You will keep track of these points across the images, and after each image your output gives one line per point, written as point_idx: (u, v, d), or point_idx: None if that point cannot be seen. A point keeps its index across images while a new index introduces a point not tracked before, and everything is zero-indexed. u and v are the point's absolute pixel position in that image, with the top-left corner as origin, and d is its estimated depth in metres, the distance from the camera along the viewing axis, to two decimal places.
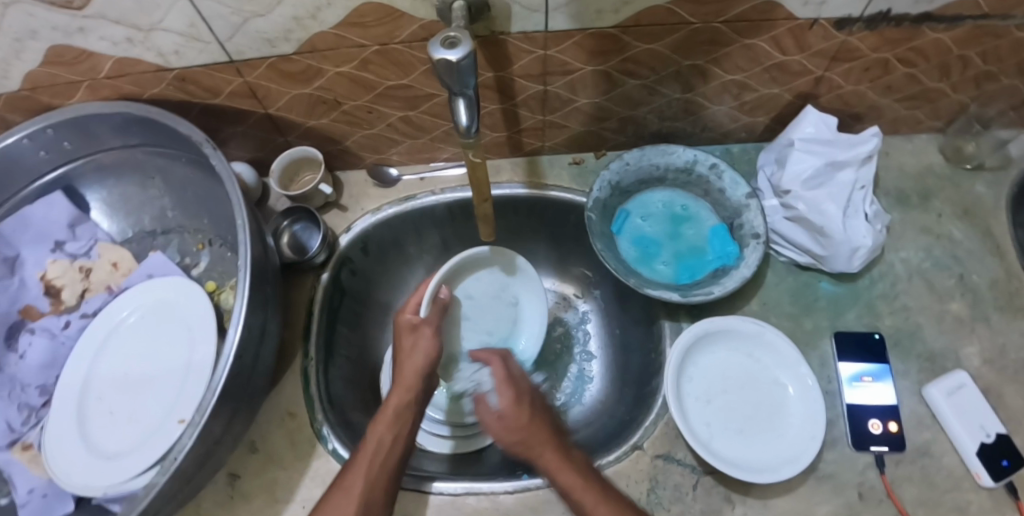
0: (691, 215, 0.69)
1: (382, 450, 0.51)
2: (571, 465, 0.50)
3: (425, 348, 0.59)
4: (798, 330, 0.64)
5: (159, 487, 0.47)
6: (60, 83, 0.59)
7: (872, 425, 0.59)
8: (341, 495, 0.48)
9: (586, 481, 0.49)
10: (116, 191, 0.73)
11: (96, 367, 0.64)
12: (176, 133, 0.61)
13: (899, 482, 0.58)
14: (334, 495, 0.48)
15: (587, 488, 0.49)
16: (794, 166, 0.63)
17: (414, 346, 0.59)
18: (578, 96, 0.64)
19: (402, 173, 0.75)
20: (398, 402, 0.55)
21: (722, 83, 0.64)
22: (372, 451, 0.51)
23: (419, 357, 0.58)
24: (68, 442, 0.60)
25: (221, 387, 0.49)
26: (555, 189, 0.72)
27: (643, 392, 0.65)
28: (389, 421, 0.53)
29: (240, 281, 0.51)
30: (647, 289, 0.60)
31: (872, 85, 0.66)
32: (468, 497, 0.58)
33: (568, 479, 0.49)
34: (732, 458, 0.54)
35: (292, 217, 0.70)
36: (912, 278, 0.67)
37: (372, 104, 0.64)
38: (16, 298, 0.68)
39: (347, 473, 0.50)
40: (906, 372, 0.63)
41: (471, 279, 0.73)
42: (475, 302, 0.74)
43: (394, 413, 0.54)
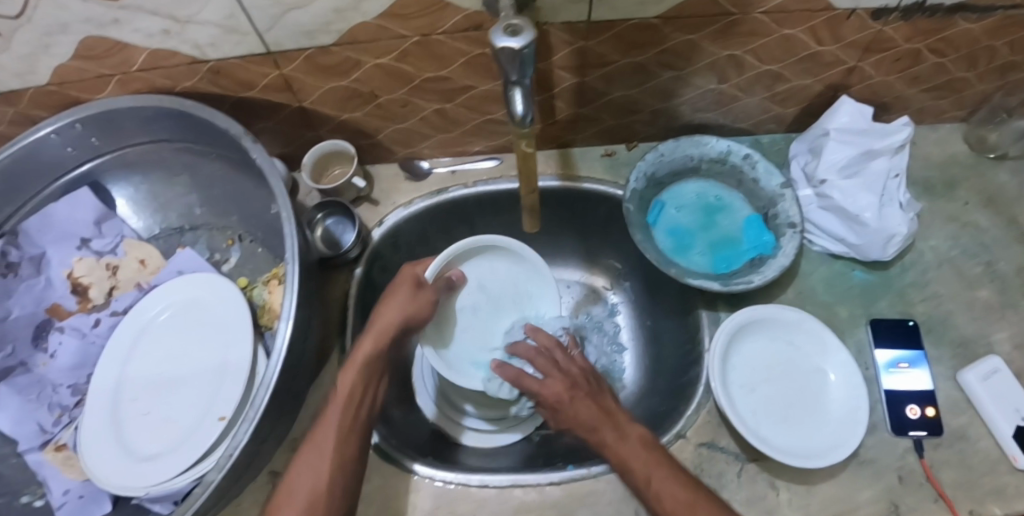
0: (725, 206, 0.70)
1: (352, 406, 0.53)
2: (629, 442, 0.52)
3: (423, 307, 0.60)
4: (833, 318, 0.65)
5: (215, 485, 0.47)
6: (89, 77, 0.57)
7: (911, 410, 0.60)
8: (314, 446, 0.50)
9: (647, 454, 0.51)
10: (143, 187, 0.72)
11: (129, 365, 0.63)
12: (212, 127, 0.60)
13: (938, 466, 0.58)
14: (308, 449, 0.50)
15: (638, 459, 0.50)
16: (830, 156, 0.63)
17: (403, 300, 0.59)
18: (614, 88, 0.64)
19: (433, 166, 0.75)
20: (371, 354, 0.57)
21: (757, 74, 0.64)
22: (345, 401, 0.53)
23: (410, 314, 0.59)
24: (103, 443, 0.58)
25: (275, 382, 0.48)
26: (588, 181, 0.72)
27: (681, 382, 0.66)
28: (360, 371, 0.56)
29: (288, 275, 0.51)
30: (690, 279, 0.61)
31: (902, 76, 0.66)
32: (514, 490, 0.58)
33: (619, 454, 0.51)
34: (779, 444, 0.55)
35: (325, 211, 0.69)
36: (941, 265, 0.68)
37: (408, 97, 0.63)
38: (41, 298, 0.66)
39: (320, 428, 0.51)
40: (940, 358, 0.63)
41: (481, 265, 0.71)
42: (485, 291, 0.71)
43: (362, 363, 0.56)
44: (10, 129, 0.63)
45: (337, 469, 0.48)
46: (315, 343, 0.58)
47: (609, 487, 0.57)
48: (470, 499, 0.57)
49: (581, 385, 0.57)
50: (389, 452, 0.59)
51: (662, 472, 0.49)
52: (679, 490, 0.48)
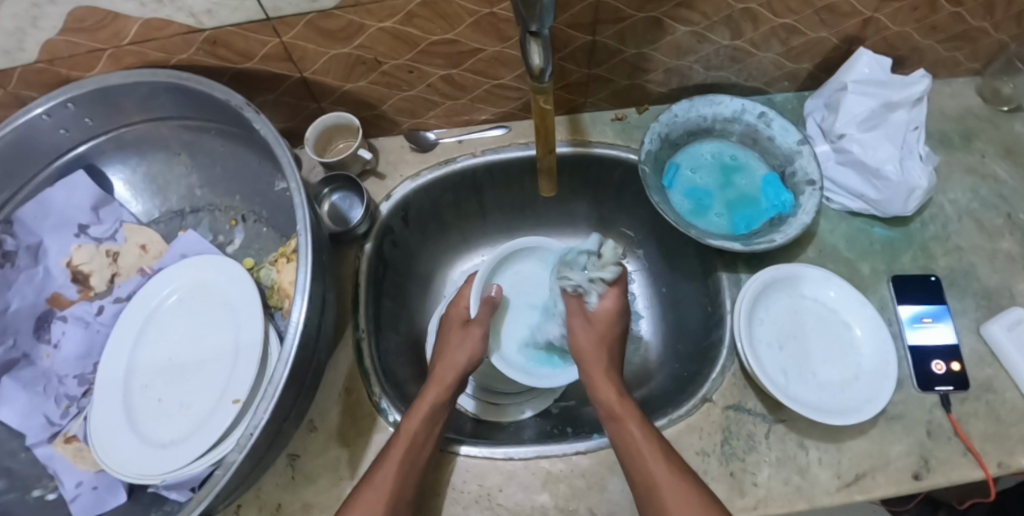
0: (741, 165, 0.69)
1: (413, 450, 0.50)
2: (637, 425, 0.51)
3: (472, 347, 0.58)
4: (855, 275, 0.64)
5: (237, 466, 0.44)
6: (81, 52, 0.54)
7: (936, 366, 0.59)
8: (373, 490, 0.47)
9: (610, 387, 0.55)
10: (140, 170, 0.69)
11: (139, 351, 0.61)
12: (212, 100, 0.58)
13: (965, 418, 0.58)
14: (363, 494, 0.47)
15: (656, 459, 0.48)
16: (849, 109, 0.62)
17: (461, 342, 0.59)
18: (626, 46, 0.62)
19: (439, 137, 0.73)
20: (433, 400, 0.54)
21: (772, 27, 0.62)
22: (409, 443, 0.50)
23: (463, 355, 0.58)
24: (116, 433, 0.56)
25: (294, 358, 0.46)
26: (599, 145, 0.71)
27: (703, 346, 0.65)
28: (427, 418, 0.53)
29: (301, 248, 0.49)
30: (710, 240, 0.60)
31: (918, 26, 0.65)
32: (541, 461, 0.57)
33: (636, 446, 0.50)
34: (811, 400, 0.54)
35: (331, 186, 0.67)
36: (961, 218, 0.67)
37: (413, 63, 0.61)
38: (42, 287, 0.64)
39: (375, 471, 0.49)
40: (964, 311, 0.63)
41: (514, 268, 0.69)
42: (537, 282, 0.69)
43: (428, 409, 0.53)
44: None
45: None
46: (331, 319, 0.57)
47: None
48: (495, 473, 0.56)
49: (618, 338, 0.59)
50: None
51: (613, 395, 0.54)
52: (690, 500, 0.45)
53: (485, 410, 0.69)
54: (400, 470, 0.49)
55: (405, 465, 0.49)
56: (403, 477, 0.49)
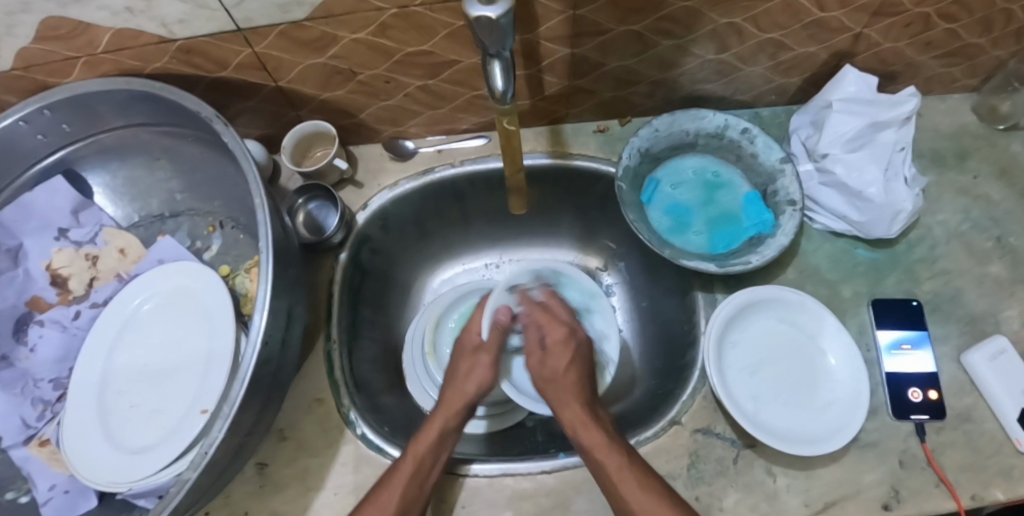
0: (724, 182, 0.67)
1: (422, 471, 0.49)
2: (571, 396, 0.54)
3: (481, 377, 0.58)
4: (836, 297, 0.63)
5: (191, 483, 0.44)
6: (56, 59, 0.54)
7: (913, 394, 0.58)
8: (376, 507, 0.46)
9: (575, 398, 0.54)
10: (120, 174, 0.69)
11: (113, 356, 0.62)
12: (185, 110, 0.58)
13: (941, 448, 0.57)
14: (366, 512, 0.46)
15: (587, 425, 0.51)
16: (834, 128, 0.60)
17: (470, 371, 0.58)
18: (608, 59, 0.61)
19: (419, 146, 0.72)
20: (442, 426, 0.53)
21: (759, 42, 0.60)
22: (415, 464, 0.49)
23: (472, 384, 0.57)
24: (88, 439, 0.57)
25: (250, 377, 0.46)
26: (580, 157, 0.70)
27: (678, 366, 0.64)
28: (435, 443, 0.51)
29: (262, 263, 0.48)
30: (685, 260, 0.58)
31: (912, 42, 0.63)
32: (506, 479, 0.56)
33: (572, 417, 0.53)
34: (779, 429, 0.53)
35: (307, 195, 0.67)
36: (949, 241, 0.65)
37: (390, 73, 0.60)
38: (22, 290, 0.64)
39: (379, 489, 0.47)
40: (946, 337, 0.61)
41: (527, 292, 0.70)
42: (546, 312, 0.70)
43: (436, 436, 0.52)
44: None
45: None
46: (300, 332, 0.56)
47: None
48: (460, 489, 0.56)
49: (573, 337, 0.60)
50: (375, 441, 0.59)
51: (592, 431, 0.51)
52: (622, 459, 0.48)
53: (494, 422, 0.69)
54: (407, 493, 0.47)
55: (411, 487, 0.47)
56: (409, 501, 0.47)
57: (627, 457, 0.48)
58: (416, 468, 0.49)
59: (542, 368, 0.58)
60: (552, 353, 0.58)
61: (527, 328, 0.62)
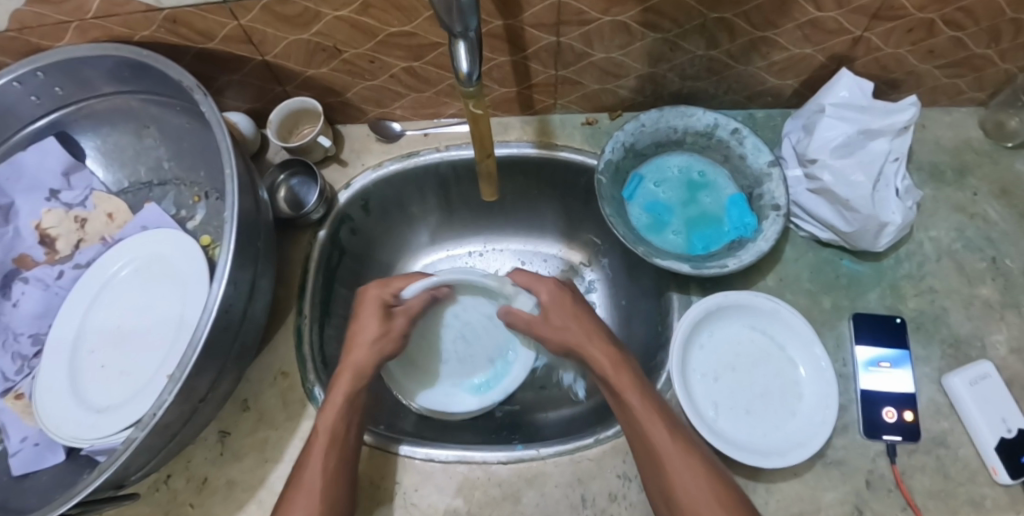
0: (708, 183, 0.66)
1: (338, 440, 0.51)
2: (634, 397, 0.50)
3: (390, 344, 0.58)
4: (814, 309, 0.61)
5: (138, 442, 0.45)
6: (48, 23, 0.55)
7: (886, 413, 0.56)
8: (304, 490, 0.47)
9: (648, 401, 0.50)
10: (110, 140, 0.71)
11: (90, 317, 0.63)
12: (171, 79, 0.59)
13: (910, 472, 0.55)
14: (299, 494, 0.47)
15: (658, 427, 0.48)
16: (823, 133, 0.58)
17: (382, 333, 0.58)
18: (593, 49, 0.60)
19: (405, 128, 0.72)
20: (346, 390, 0.54)
21: (751, 39, 0.59)
22: (328, 434, 0.51)
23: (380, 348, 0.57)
24: (60, 395, 0.59)
25: (203, 344, 0.46)
26: (565, 149, 0.69)
27: (647, 367, 0.63)
28: (345, 409, 0.52)
29: (226, 232, 0.49)
30: (659, 259, 0.57)
31: (914, 49, 0.60)
32: (460, 466, 0.56)
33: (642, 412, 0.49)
34: (738, 439, 0.52)
35: (289, 171, 0.67)
36: (939, 258, 0.63)
37: (374, 53, 0.60)
38: (10, 247, 0.66)
39: (302, 471, 0.49)
40: (927, 358, 0.59)
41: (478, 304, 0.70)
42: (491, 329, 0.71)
43: (342, 401, 0.53)
44: None
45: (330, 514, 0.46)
46: (266, 303, 0.57)
47: (558, 470, 0.55)
48: (414, 472, 0.56)
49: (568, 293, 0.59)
50: None
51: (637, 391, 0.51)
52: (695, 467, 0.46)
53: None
54: (331, 463, 0.49)
55: (326, 462, 0.49)
56: (332, 477, 0.49)
57: (687, 448, 0.47)
58: (331, 439, 0.51)
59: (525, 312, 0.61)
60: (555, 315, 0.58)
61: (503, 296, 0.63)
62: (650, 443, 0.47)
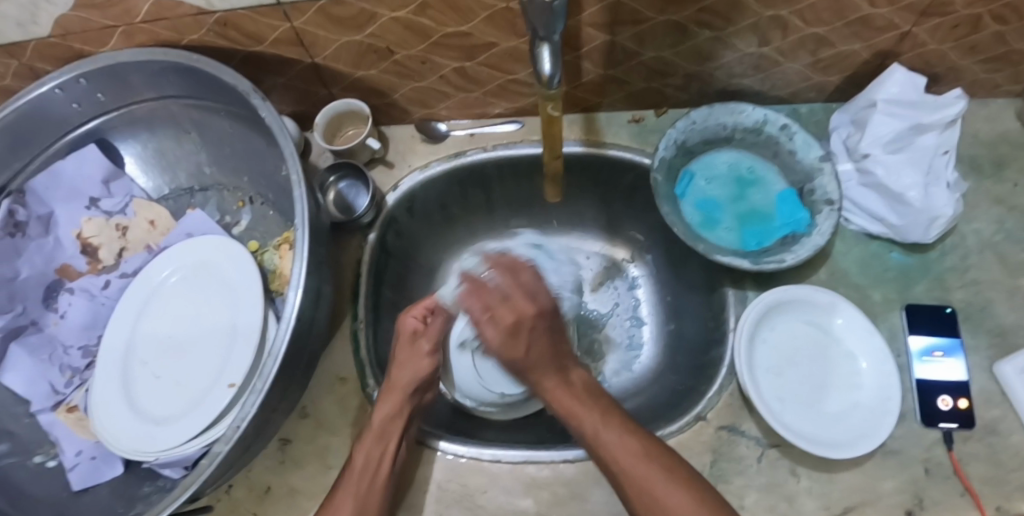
0: (758, 179, 0.66)
1: (371, 465, 0.50)
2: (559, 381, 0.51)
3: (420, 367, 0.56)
4: (866, 302, 0.62)
5: (223, 456, 0.45)
6: (93, 28, 0.53)
7: (941, 401, 0.57)
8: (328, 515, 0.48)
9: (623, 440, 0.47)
10: (151, 145, 0.69)
11: (139, 325, 0.62)
12: (221, 84, 0.58)
13: (966, 459, 0.56)
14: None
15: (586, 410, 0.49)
16: (875, 128, 0.59)
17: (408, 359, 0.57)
18: (645, 48, 0.60)
19: (450, 129, 0.72)
20: (387, 413, 0.53)
21: (801, 37, 0.59)
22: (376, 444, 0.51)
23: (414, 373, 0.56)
24: (116, 406, 0.57)
25: (283, 353, 0.46)
26: (613, 147, 0.69)
27: (702, 362, 0.64)
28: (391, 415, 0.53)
29: (298, 238, 0.48)
30: (718, 256, 0.58)
31: (957, 44, 0.61)
32: (527, 466, 0.56)
33: (564, 400, 0.50)
34: (805, 431, 0.53)
35: (338, 174, 0.67)
36: (984, 250, 0.64)
37: (426, 54, 0.59)
38: (51, 257, 0.65)
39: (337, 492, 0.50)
40: (976, 347, 0.60)
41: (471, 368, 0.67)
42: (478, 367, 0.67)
43: (381, 423, 0.52)
44: (16, 82, 0.60)
45: None
46: (327, 310, 0.56)
47: None
48: (480, 474, 0.56)
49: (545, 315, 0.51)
50: None
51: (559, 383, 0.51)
52: (632, 446, 0.46)
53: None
54: (383, 473, 0.50)
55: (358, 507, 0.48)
56: (361, 500, 0.48)
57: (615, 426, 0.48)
58: (381, 459, 0.51)
59: (514, 354, 0.50)
60: (500, 317, 0.51)
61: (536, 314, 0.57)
62: (639, 486, 0.45)
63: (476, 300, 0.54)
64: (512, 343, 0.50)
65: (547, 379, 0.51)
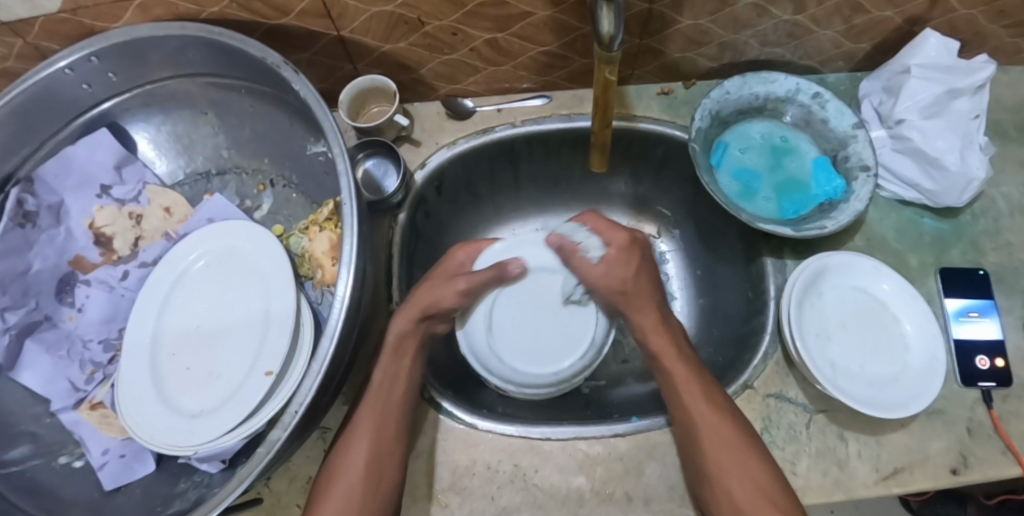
0: (792, 148, 0.66)
1: (387, 383, 0.52)
2: (655, 332, 0.56)
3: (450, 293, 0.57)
4: (903, 266, 0.63)
5: (280, 444, 0.43)
6: (106, 2, 0.49)
7: (980, 362, 0.58)
8: (357, 439, 0.49)
9: (707, 397, 0.51)
10: (165, 129, 0.66)
11: (165, 316, 0.59)
12: (247, 60, 0.55)
13: (1007, 417, 0.57)
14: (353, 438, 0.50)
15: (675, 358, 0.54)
16: (910, 94, 0.60)
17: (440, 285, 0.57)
18: (683, 17, 0.58)
19: (478, 105, 0.70)
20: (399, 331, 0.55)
21: (837, 4, 0.58)
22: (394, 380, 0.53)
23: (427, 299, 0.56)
24: (146, 400, 0.54)
25: (339, 334, 0.44)
26: (644, 120, 0.68)
27: (743, 332, 0.64)
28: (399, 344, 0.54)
29: (347, 216, 0.46)
30: (761, 224, 0.57)
31: (986, 10, 0.61)
32: (579, 443, 0.56)
33: (660, 345, 0.55)
34: (857, 394, 0.53)
35: (367, 151, 0.65)
36: (1013, 213, 0.65)
37: (458, 25, 0.57)
38: (63, 250, 0.61)
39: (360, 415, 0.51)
40: (1010, 307, 0.61)
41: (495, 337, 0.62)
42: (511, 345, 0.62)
43: (394, 343, 0.54)
44: (18, 63, 0.56)
45: (376, 453, 0.49)
46: (369, 290, 0.55)
47: None
48: (533, 453, 0.55)
49: (636, 251, 0.58)
50: (444, 406, 0.58)
51: (669, 340, 0.56)
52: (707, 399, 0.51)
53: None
54: (398, 394, 0.52)
55: (379, 425, 0.50)
56: (382, 421, 0.50)
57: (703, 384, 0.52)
58: (392, 384, 0.52)
59: (610, 281, 0.57)
60: (609, 259, 0.57)
61: (572, 262, 0.60)
62: (714, 438, 0.49)
63: (588, 219, 0.60)
64: (613, 270, 0.57)
65: (648, 319, 0.56)
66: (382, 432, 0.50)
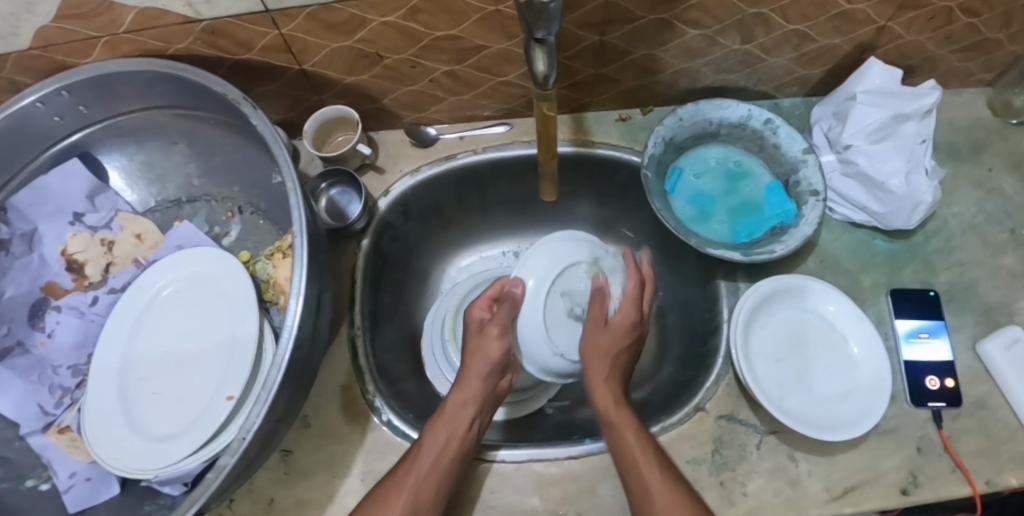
0: (746, 172, 0.68)
1: (451, 442, 0.52)
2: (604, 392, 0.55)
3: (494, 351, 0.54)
4: (855, 287, 0.64)
5: (229, 469, 0.45)
6: (75, 40, 0.51)
7: (930, 382, 0.59)
8: (390, 487, 0.50)
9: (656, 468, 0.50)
10: (137, 158, 0.69)
11: (134, 342, 0.60)
12: (211, 93, 0.57)
13: (957, 435, 0.57)
14: (388, 487, 0.50)
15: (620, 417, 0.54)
16: (857, 120, 0.61)
17: (478, 346, 0.55)
18: (635, 47, 0.60)
19: (440, 133, 0.72)
20: (478, 390, 0.55)
21: (784, 33, 0.60)
22: (457, 441, 0.52)
23: (481, 362, 0.55)
24: (111, 425, 0.56)
25: (287, 361, 0.46)
26: (601, 146, 0.70)
27: (700, 353, 0.65)
28: (473, 398, 0.54)
29: (298, 248, 0.48)
30: (710, 249, 0.59)
31: (933, 36, 0.63)
32: (534, 465, 0.57)
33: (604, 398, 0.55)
34: (804, 414, 0.54)
35: (330, 180, 0.66)
36: (965, 233, 0.66)
37: (416, 58, 0.59)
38: (37, 276, 0.63)
39: (405, 463, 0.51)
40: (961, 327, 0.62)
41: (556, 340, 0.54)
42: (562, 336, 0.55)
43: (456, 403, 0.54)
44: None
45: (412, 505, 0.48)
46: (327, 317, 0.56)
47: None
48: (489, 474, 0.57)
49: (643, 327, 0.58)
50: (402, 429, 0.59)
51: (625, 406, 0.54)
52: (663, 477, 0.49)
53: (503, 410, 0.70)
54: (451, 454, 0.52)
55: (436, 475, 0.50)
56: (435, 474, 0.50)
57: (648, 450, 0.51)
58: (449, 440, 0.52)
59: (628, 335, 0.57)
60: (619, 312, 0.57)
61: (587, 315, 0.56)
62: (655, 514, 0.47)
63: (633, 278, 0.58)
64: (602, 333, 0.55)
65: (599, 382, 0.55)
66: (422, 482, 0.50)
